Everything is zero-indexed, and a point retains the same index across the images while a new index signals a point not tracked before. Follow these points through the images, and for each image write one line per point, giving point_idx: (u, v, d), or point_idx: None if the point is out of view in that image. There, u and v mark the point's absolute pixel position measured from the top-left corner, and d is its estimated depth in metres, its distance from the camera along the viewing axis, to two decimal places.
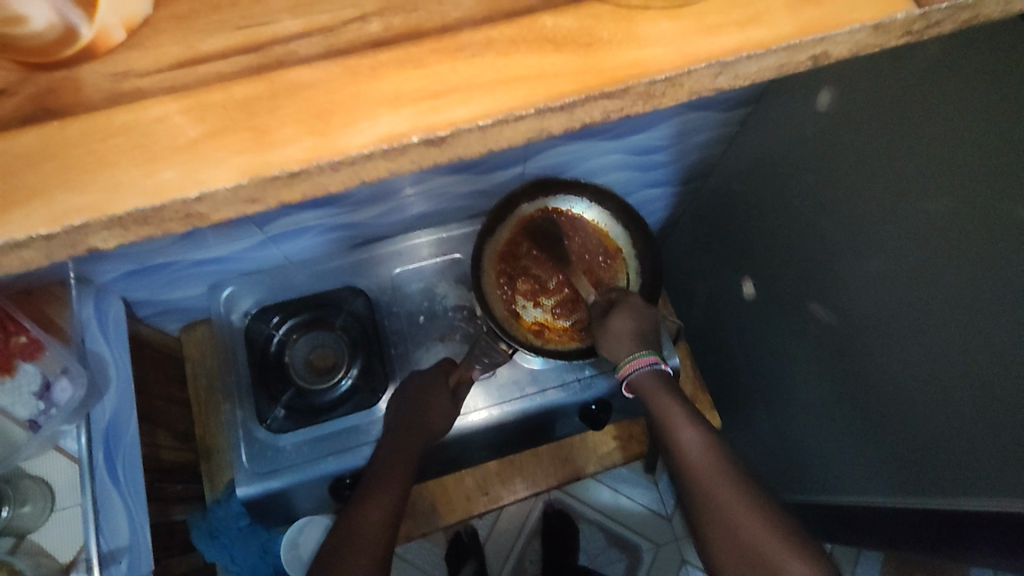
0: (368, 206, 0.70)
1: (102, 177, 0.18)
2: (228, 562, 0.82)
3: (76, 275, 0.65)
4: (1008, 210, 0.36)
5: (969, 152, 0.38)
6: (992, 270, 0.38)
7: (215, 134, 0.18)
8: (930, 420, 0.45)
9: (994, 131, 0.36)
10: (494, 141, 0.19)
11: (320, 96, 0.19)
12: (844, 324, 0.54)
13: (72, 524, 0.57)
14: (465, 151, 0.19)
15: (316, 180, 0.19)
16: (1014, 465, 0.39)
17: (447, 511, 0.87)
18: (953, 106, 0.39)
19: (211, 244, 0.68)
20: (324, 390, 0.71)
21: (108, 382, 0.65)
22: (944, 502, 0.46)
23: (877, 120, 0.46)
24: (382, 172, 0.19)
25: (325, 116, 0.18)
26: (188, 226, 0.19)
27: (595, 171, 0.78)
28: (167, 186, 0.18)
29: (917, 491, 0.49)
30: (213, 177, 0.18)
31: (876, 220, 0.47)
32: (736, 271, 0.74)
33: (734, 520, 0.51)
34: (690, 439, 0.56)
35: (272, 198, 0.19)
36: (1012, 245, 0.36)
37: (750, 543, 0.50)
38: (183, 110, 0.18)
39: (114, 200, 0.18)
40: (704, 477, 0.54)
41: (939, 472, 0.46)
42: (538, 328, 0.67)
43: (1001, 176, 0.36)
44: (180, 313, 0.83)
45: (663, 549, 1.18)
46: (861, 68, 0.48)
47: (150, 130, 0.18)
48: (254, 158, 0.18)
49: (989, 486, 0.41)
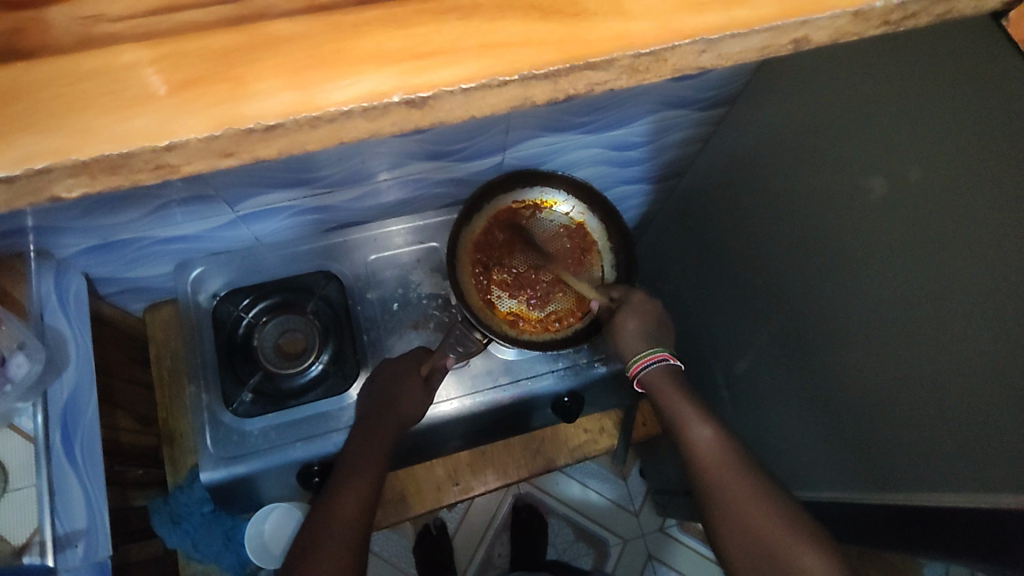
0: (341, 189, 0.68)
1: (68, 121, 0.17)
2: (190, 549, 0.81)
3: (36, 248, 0.63)
4: (984, 211, 0.37)
5: (944, 153, 0.39)
6: (963, 270, 0.39)
7: (190, 84, 0.18)
8: (894, 418, 0.46)
9: (979, 132, 0.37)
10: (476, 106, 0.19)
11: (303, 49, 0.18)
12: (811, 321, 0.55)
13: (25, 506, 0.55)
14: (448, 114, 0.20)
15: (293, 134, 0.19)
16: (960, 465, 0.40)
17: (417, 500, 0.86)
18: (939, 101, 0.40)
19: (179, 221, 0.66)
20: (292, 374, 0.70)
21: (67, 360, 0.63)
22: (884, 499, 0.48)
23: (859, 118, 0.47)
24: (361, 131, 0.19)
25: (306, 71, 0.18)
26: (158, 178, 0.19)
27: (573, 164, 0.78)
28: (137, 134, 0.17)
29: (861, 489, 0.51)
30: (187, 127, 0.18)
31: (849, 219, 0.48)
32: (707, 267, 0.76)
33: (734, 502, 0.54)
34: (727, 462, 0.56)
35: (247, 152, 0.19)
36: (990, 246, 0.37)
37: (753, 530, 0.52)
38: (157, 58, 0.18)
39: (81, 145, 0.17)
40: (737, 491, 0.54)
41: (890, 467, 0.47)
42: (513, 318, 0.67)
43: (986, 168, 0.37)
44: (145, 293, 0.80)
45: (630, 544, 1.19)
46: (842, 67, 0.49)
47: (121, 76, 0.18)
48: (230, 110, 0.18)
49: (935, 482, 0.43)
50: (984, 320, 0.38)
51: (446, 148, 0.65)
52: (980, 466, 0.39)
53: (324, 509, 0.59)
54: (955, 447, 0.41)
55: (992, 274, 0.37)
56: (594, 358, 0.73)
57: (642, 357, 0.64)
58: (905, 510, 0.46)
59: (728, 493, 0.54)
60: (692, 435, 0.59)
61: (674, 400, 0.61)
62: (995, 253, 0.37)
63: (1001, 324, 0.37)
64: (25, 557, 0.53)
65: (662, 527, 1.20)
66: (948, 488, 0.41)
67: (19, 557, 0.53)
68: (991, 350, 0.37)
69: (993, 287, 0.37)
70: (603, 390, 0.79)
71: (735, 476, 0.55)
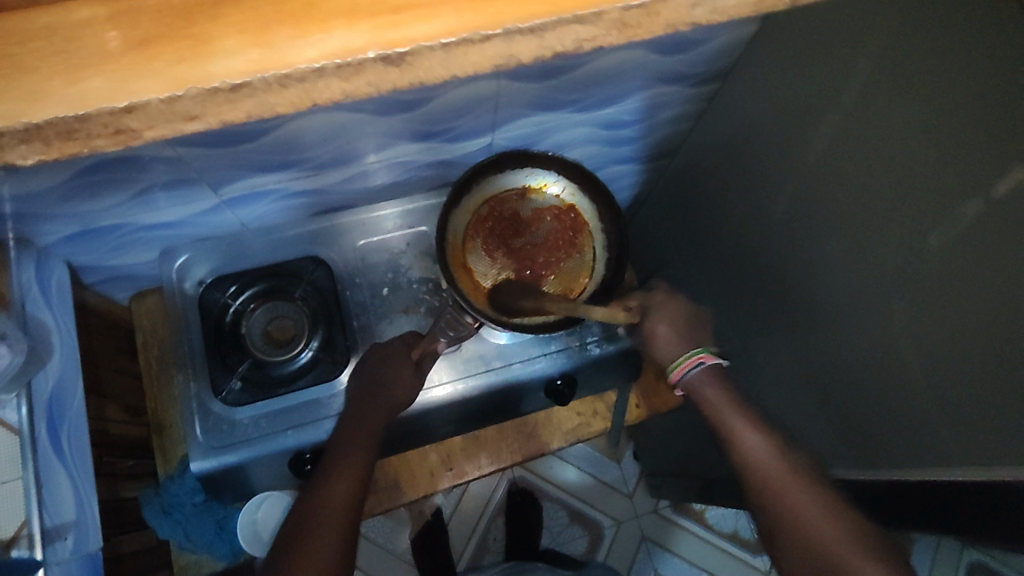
0: (329, 171, 0.67)
1: (45, 88, 0.24)
2: (183, 539, 0.80)
3: (15, 236, 0.61)
4: (982, 171, 0.37)
5: (932, 118, 0.40)
6: (965, 233, 0.38)
7: (159, 49, 0.24)
8: (901, 394, 0.45)
9: (976, 97, 0.37)
10: (459, 55, 0.26)
11: (260, 20, 0.25)
12: (808, 301, 0.55)
13: (12, 499, 0.53)
14: (431, 61, 0.26)
15: (259, 92, 0.25)
16: (970, 438, 0.40)
17: (411, 486, 0.86)
18: (924, 64, 0.40)
19: (162, 206, 0.64)
20: (282, 362, 0.69)
21: (50, 350, 0.62)
22: (895, 474, 0.47)
23: (846, 89, 0.47)
24: (332, 85, 0.26)
25: (266, 33, 0.25)
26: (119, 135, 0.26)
27: (564, 145, 0.77)
28: (99, 93, 0.24)
29: (868, 463, 0.50)
30: (146, 87, 0.24)
31: (848, 196, 0.48)
32: (701, 247, 0.75)
33: (800, 520, 0.51)
34: (770, 466, 0.54)
35: (206, 109, 0.25)
36: (994, 210, 0.37)
37: (817, 545, 0.49)
38: (116, 24, 0.25)
39: (60, 106, 0.24)
40: (800, 514, 0.51)
41: (900, 441, 0.46)
42: (503, 302, 0.66)
43: (981, 131, 0.37)
44: (131, 281, 0.78)
45: (624, 525, 1.19)
46: (826, 43, 0.49)
47: (82, 41, 0.25)
48: (193, 69, 0.24)
49: (950, 456, 0.42)
50: (989, 284, 0.37)
51: (436, 128, 0.64)
52: (989, 434, 0.39)
53: (311, 491, 0.58)
54: (968, 416, 0.40)
55: (996, 237, 0.37)
56: (587, 340, 0.72)
57: (682, 363, 0.61)
58: (924, 489, 0.45)
59: (790, 514, 0.51)
60: (748, 450, 0.56)
61: (728, 416, 0.58)
62: (997, 216, 0.36)
63: (1007, 288, 0.36)
64: (13, 551, 0.52)
65: (656, 508, 1.21)
66: (957, 460, 0.41)
67: (8, 551, 0.52)
68: (994, 315, 0.37)
69: (1000, 249, 0.36)
70: (597, 373, 0.78)
71: (796, 489, 0.52)
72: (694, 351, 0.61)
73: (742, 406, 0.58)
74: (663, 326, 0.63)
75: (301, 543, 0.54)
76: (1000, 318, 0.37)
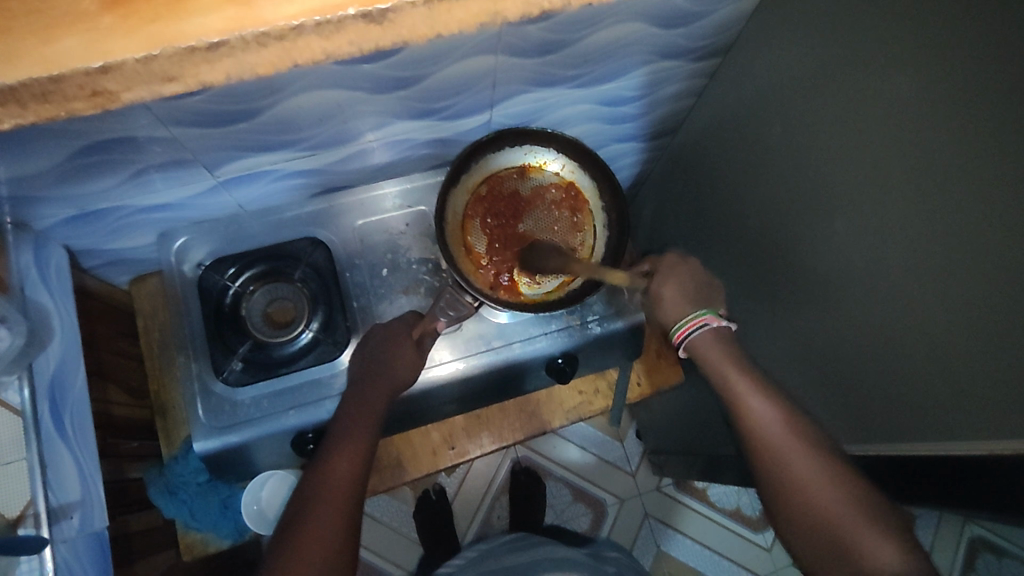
0: (327, 151, 0.66)
1: (32, 52, 0.29)
2: (188, 518, 0.81)
3: (12, 220, 0.61)
4: (980, 135, 0.37)
5: (928, 84, 0.40)
6: (969, 199, 0.38)
7: (138, 14, 0.30)
8: (902, 371, 0.45)
9: (977, 61, 0.37)
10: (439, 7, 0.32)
11: None
12: (810, 276, 0.54)
13: (15, 480, 0.54)
14: (411, 15, 0.32)
15: (224, 44, 0.30)
16: (969, 409, 0.40)
17: (414, 464, 0.86)
18: (918, 32, 0.40)
19: (159, 188, 0.63)
20: (283, 343, 0.69)
21: (51, 332, 0.62)
22: (897, 450, 0.47)
23: (842, 61, 0.47)
24: (306, 35, 0.31)
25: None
26: (86, 93, 0.31)
27: (564, 122, 0.76)
28: (74, 54, 0.29)
29: (871, 441, 0.50)
30: (117, 48, 0.29)
31: (849, 169, 0.47)
32: (704, 224, 0.75)
33: (799, 482, 0.52)
34: (776, 416, 0.55)
35: (170, 69, 0.30)
36: (990, 179, 0.36)
37: (814, 501, 0.51)
38: None
39: (47, 65, 0.29)
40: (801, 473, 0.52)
41: (897, 416, 0.46)
42: (502, 283, 0.66)
43: (983, 96, 0.36)
44: (131, 265, 0.78)
45: (627, 502, 1.20)
46: (823, 16, 0.48)
47: (56, 5, 0.29)
48: (167, 28, 0.30)
49: (947, 431, 0.42)
50: (990, 252, 0.37)
51: (434, 106, 0.63)
52: (985, 405, 0.39)
53: (311, 482, 0.58)
54: (968, 387, 0.39)
55: (996, 203, 0.36)
56: (588, 319, 0.72)
57: (686, 322, 0.61)
58: (922, 462, 0.45)
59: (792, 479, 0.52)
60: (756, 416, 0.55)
61: (732, 376, 0.58)
62: (988, 181, 0.36)
63: (1004, 254, 0.36)
64: (20, 529, 0.53)
65: (660, 485, 1.22)
66: (957, 434, 0.41)
67: (14, 529, 0.53)
68: (996, 285, 0.37)
69: (993, 213, 0.36)
70: (598, 353, 0.78)
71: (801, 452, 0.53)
72: (698, 313, 0.61)
73: (749, 371, 0.58)
74: (671, 288, 0.63)
75: (300, 533, 0.54)
76: (996, 283, 0.37)
